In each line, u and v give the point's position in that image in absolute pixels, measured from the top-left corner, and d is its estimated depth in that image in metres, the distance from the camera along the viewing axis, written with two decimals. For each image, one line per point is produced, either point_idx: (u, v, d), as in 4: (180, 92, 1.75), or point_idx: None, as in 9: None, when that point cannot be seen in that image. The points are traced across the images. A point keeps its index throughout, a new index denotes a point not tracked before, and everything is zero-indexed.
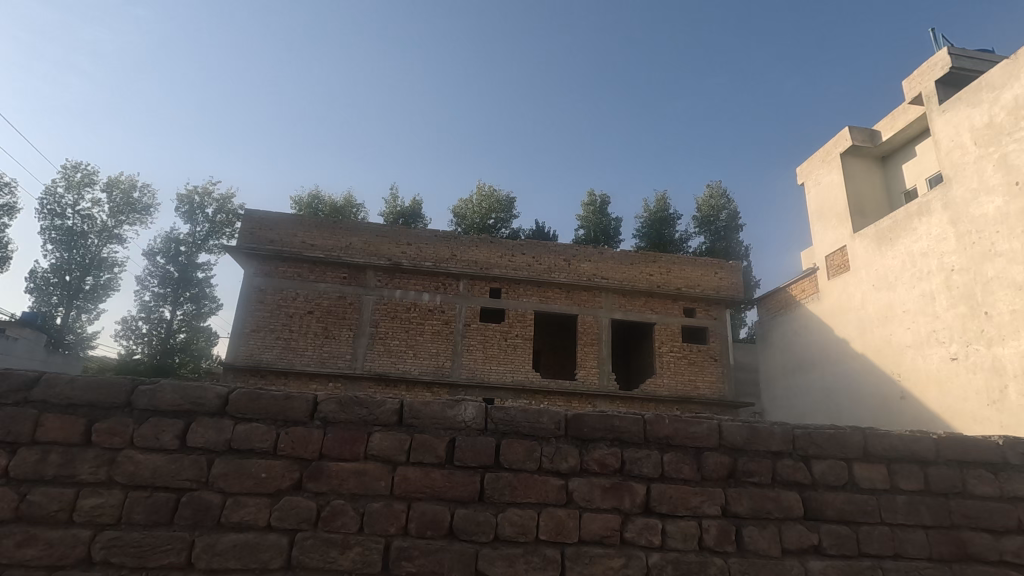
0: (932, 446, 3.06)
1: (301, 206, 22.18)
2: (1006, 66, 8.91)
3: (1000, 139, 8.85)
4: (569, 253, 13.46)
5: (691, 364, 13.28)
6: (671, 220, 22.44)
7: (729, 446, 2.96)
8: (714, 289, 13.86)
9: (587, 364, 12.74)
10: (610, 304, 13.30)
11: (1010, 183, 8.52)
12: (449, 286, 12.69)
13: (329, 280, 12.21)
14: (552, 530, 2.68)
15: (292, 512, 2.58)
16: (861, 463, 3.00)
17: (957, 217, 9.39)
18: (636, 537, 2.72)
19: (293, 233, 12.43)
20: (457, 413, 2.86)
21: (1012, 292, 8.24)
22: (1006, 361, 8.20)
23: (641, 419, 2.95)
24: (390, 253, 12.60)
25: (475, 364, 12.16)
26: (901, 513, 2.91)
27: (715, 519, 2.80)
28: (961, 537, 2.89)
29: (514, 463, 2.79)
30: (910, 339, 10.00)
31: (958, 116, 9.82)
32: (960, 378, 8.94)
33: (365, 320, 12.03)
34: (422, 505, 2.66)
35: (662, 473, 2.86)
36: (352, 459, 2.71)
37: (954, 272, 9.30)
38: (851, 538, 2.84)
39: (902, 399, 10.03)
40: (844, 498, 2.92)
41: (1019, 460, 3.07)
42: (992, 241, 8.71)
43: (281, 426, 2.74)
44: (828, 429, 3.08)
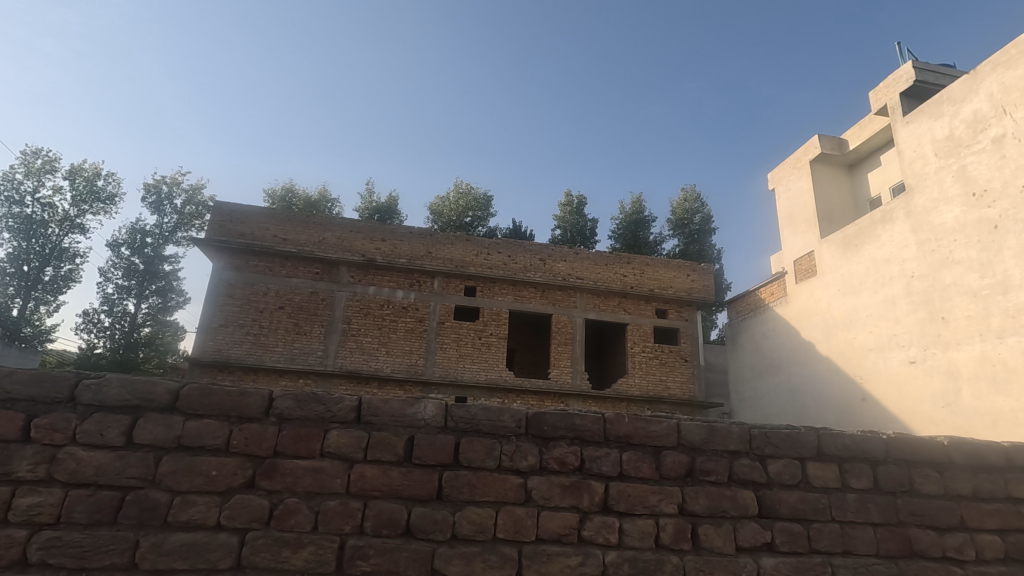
0: (882, 446, 3.15)
1: (274, 200, 21.73)
2: (967, 81, 9.28)
3: (959, 152, 9.20)
4: (544, 253, 13.50)
5: (663, 364, 13.45)
6: (646, 222, 22.67)
7: (687, 445, 2.99)
8: (686, 290, 14.07)
9: (561, 364, 12.80)
10: (584, 304, 13.39)
11: (969, 194, 8.86)
12: (424, 284, 12.60)
13: (301, 275, 12.00)
14: (510, 529, 2.67)
15: (243, 510, 2.52)
16: (815, 462, 3.07)
17: (919, 225, 9.71)
18: (593, 535, 2.73)
19: (264, 227, 12.15)
20: (417, 411, 2.83)
21: (969, 298, 8.58)
22: (962, 365, 8.52)
23: (601, 418, 2.96)
24: (364, 249, 12.45)
25: (449, 362, 12.10)
26: (852, 511, 2.99)
27: (672, 517, 2.83)
28: (908, 534, 2.98)
29: (474, 462, 2.77)
30: (872, 342, 10.31)
31: (920, 127, 10.16)
32: (918, 380, 9.24)
33: (337, 316, 11.85)
34: (380, 503, 2.63)
35: (620, 471, 2.88)
36: (308, 456, 2.66)
37: (915, 278, 9.60)
38: (803, 536, 2.90)
39: (863, 401, 10.31)
40: (797, 497, 2.98)
41: (962, 460, 3.18)
42: (950, 249, 9.03)
43: (234, 423, 2.67)
44: (785, 428, 3.14)
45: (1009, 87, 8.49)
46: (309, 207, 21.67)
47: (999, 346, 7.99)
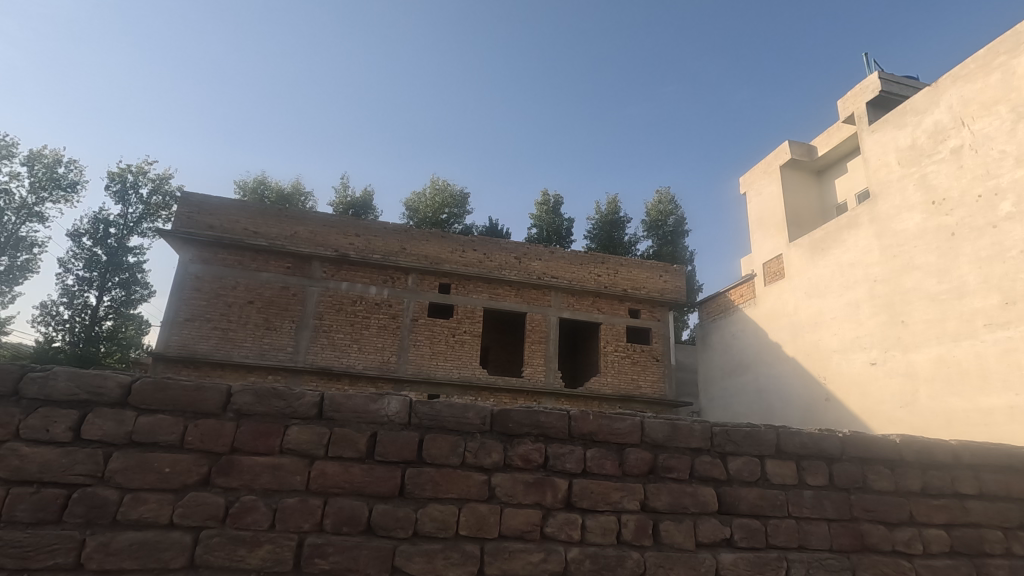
0: (838, 444, 3.24)
1: (244, 191, 21.23)
2: (929, 93, 9.62)
3: (921, 161, 9.53)
4: (520, 251, 13.50)
5: (635, 364, 13.60)
6: (621, 223, 22.88)
7: (651, 442, 3.03)
8: (659, 291, 14.25)
9: (535, 362, 12.85)
10: (559, 303, 13.45)
11: (929, 202, 9.19)
12: (398, 280, 12.48)
13: (272, 270, 11.75)
14: (473, 526, 2.66)
15: (197, 508, 2.45)
16: (773, 459, 3.14)
17: (882, 231, 10.02)
18: (556, 532, 2.74)
19: (234, 219, 11.85)
20: (380, 408, 2.80)
21: (927, 303, 8.89)
22: (920, 366, 8.84)
23: (566, 415, 2.97)
24: (338, 244, 12.25)
25: (422, 360, 12.02)
26: (808, 507, 3.06)
27: (634, 513, 2.85)
28: (860, 529, 3.07)
29: (437, 459, 2.75)
30: (836, 344, 10.60)
31: (885, 136, 10.49)
32: (879, 381, 9.55)
33: (309, 312, 11.66)
34: (340, 500, 2.58)
35: (584, 468, 2.89)
36: (267, 453, 2.61)
37: (877, 282, 9.91)
38: (760, 532, 2.96)
39: (827, 401, 10.59)
40: (756, 493, 3.04)
41: (912, 457, 3.30)
42: (910, 255, 9.34)
43: (189, 419, 2.60)
44: (746, 426, 3.21)
45: (969, 100, 8.86)
46: (282, 200, 21.25)
47: (955, 348, 8.31)
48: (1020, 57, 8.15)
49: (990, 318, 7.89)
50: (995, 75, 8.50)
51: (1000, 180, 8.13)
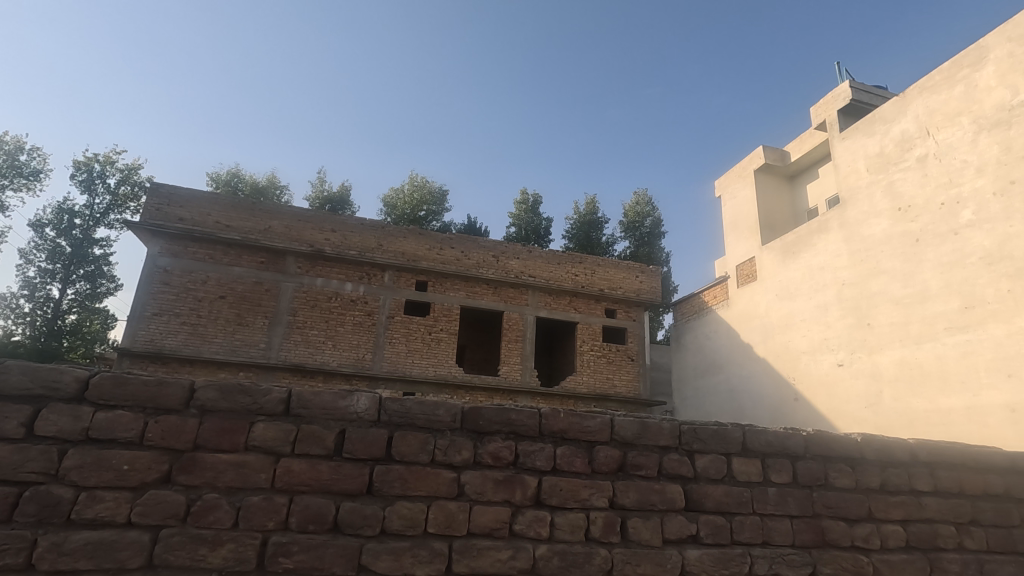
0: (802, 443, 3.31)
1: (217, 184, 20.76)
2: (897, 102, 9.91)
3: (888, 168, 9.82)
4: (497, 250, 13.48)
5: (610, 363, 13.71)
6: (599, 223, 23.04)
7: (620, 440, 3.05)
8: (634, 291, 14.40)
9: (511, 361, 12.85)
10: (536, 303, 13.49)
11: (896, 209, 9.47)
12: (374, 277, 12.36)
13: (244, 264, 11.51)
14: (441, 523, 2.64)
15: (157, 506, 2.38)
16: (740, 457, 3.20)
17: (851, 235, 10.29)
18: (524, 529, 2.75)
19: (206, 212, 11.56)
20: (349, 404, 2.77)
21: (892, 306, 9.17)
22: (884, 368, 9.11)
23: (536, 413, 2.98)
24: (313, 239, 12.05)
25: (398, 357, 11.93)
26: (772, 504, 3.13)
27: (602, 510, 2.88)
28: (821, 525, 3.15)
29: (406, 456, 2.73)
30: (805, 346, 10.85)
31: (855, 143, 10.77)
32: (845, 382, 9.81)
33: (283, 308, 11.46)
34: (306, 498, 2.54)
35: (554, 466, 2.91)
36: (231, 450, 2.55)
37: (845, 286, 10.17)
38: (726, 528, 3.02)
39: (795, 401, 10.84)
40: (722, 491, 3.09)
41: (872, 455, 3.40)
42: (877, 260, 9.62)
43: (150, 415, 2.53)
44: (713, 425, 3.26)
45: (934, 110, 9.16)
46: (256, 193, 20.84)
47: (918, 351, 8.59)
48: (982, 70, 8.46)
49: (950, 322, 8.19)
50: (959, 87, 8.81)
51: (962, 188, 8.43)
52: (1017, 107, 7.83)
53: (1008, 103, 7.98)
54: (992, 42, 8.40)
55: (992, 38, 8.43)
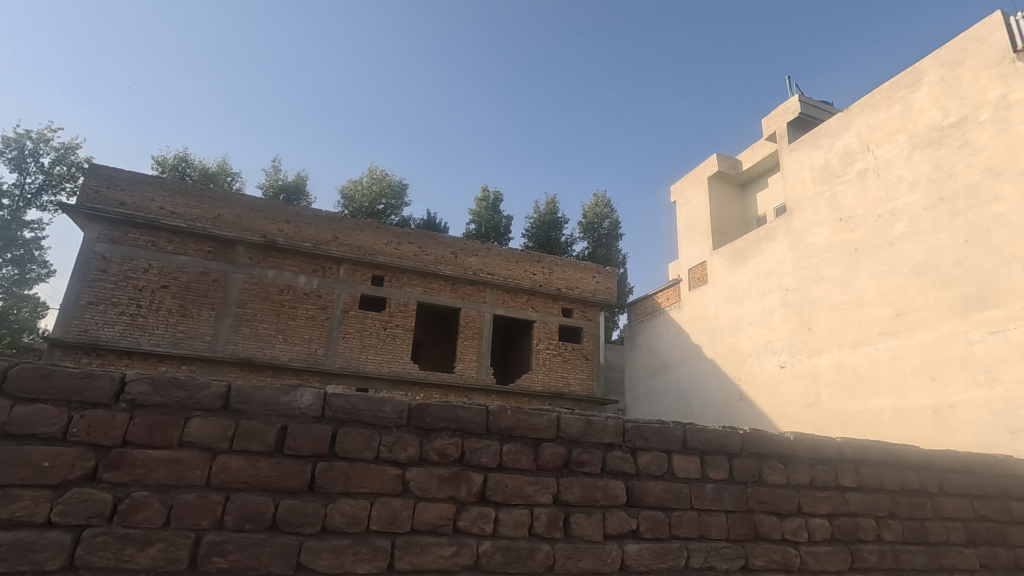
0: (738, 441, 3.45)
1: (163, 168, 19.79)
2: (842, 118, 10.43)
3: (832, 180, 10.33)
4: (456, 246, 13.42)
5: (565, 362, 13.88)
6: (559, 223, 23.24)
7: (566, 437, 3.11)
8: (591, 291, 14.63)
9: (467, 358, 12.82)
10: (493, 300, 13.52)
11: (837, 219, 9.98)
12: (329, 270, 12.08)
13: (190, 253, 11.02)
14: (384, 520, 2.62)
15: (81, 505, 2.26)
16: (679, 454, 3.31)
17: (796, 243, 10.77)
18: (469, 525, 2.76)
19: (149, 197, 10.98)
20: (292, 400, 2.70)
21: (831, 312, 9.66)
22: (822, 370, 9.59)
23: (483, 410, 2.99)
24: (265, 229, 11.66)
25: (351, 353, 11.73)
26: (709, 499, 3.25)
27: (546, 506, 2.92)
28: (754, 519, 3.30)
29: (351, 453, 2.69)
30: (750, 348, 11.30)
31: (802, 155, 11.27)
32: (786, 383, 10.28)
33: (231, 299, 11.04)
34: (244, 496, 2.47)
35: (500, 463, 2.92)
36: (163, 446, 2.45)
37: (789, 291, 10.65)
38: (665, 523, 3.12)
39: (740, 401, 11.28)
40: (662, 487, 3.19)
41: (803, 452, 3.59)
42: (819, 267, 10.10)
43: (75, 409, 2.40)
44: (656, 423, 3.36)
45: (875, 127, 9.71)
46: (205, 180, 19.98)
47: (853, 354, 9.09)
48: (918, 92, 9.03)
49: (883, 327, 8.70)
50: (896, 106, 9.37)
51: (897, 202, 8.96)
52: (948, 128, 8.40)
53: (940, 124, 8.55)
54: (927, 65, 8.97)
55: (926, 62, 9.01)
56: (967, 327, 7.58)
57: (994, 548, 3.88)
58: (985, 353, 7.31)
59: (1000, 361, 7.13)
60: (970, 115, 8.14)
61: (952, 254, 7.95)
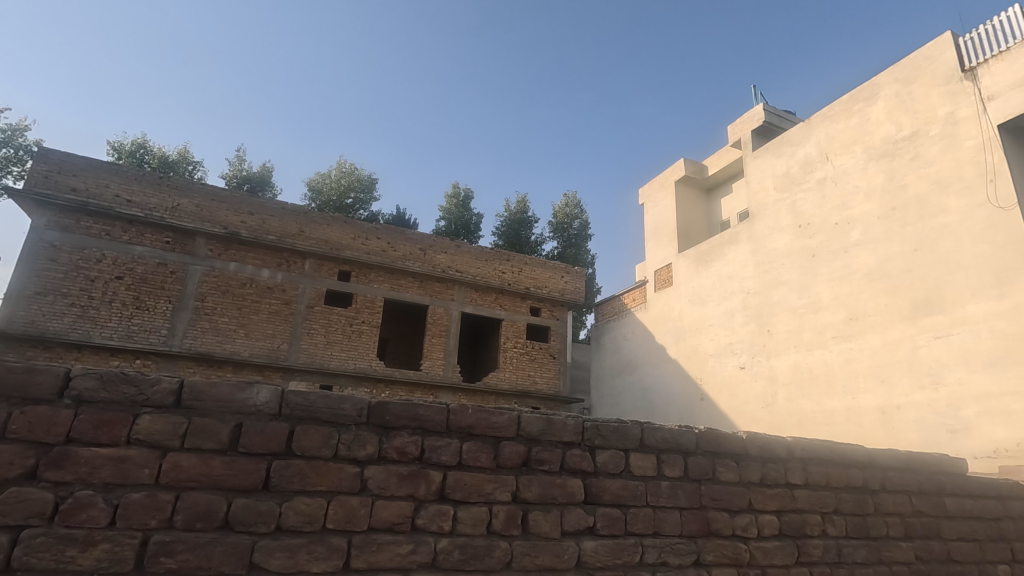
0: (694, 439, 3.56)
1: (120, 154, 19.01)
2: (803, 127, 10.80)
3: (792, 188, 10.68)
4: (425, 243, 13.32)
5: (532, 360, 13.96)
6: (529, 222, 23.32)
7: (526, 436, 3.14)
8: (559, 291, 14.75)
9: (434, 355, 12.76)
10: (462, 298, 13.48)
11: (797, 225, 10.33)
12: (294, 264, 11.84)
13: (147, 243, 10.63)
14: (341, 519, 2.60)
15: (19, 505, 2.17)
16: (636, 453, 3.38)
17: (757, 248, 11.10)
18: (427, 523, 2.76)
19: (104, 184, 10.53)
20: (248, 397, 2.65)
21: (789, 315, 10.00)
22: (779, 371, 9.93)
23: (444, 409, 3.00)
24: (227, 221, 11.34)
25: (316, 349, 11.53)
26: (664, 497, 3.34)
27: (504, 504, 2.95)
28: (707, 516, 3.41)
29: (308, 451, 2.66)
30: (712, 349, 11.59)
31: (765, 163, 11.61)
32: (745, 384, 10.59)
33: (189, 292, 10.70)
34: (195, 494, 2.42)
35: (460, 461, 2.94)
36: (110, 444, 2.38)
37: (750, 294, 10.97)
38: (620, 520, 3.19)
39: (701, 401, 11.57)
40: (619, 484, 3.26)
41: (755, 451, 3.71)
42: (779, 272, 10.44)
43: (15, 405, 2.31)
44: (614, 422, 3.42)
45: (834, 138, 10.08)
46: (165, 167, 19.30)
47: (809, 356, 9.43)
48: (874, 105, 9.43)
49: (837, 331, 9.06)
50: (854, 118, 9.75)
51: (852, 211, 9.33)
52: (901, 141, 8.80)
53: (894, 137, 8.94)
54: (883, 80, 9.37)
55: (883, 77, 9.41)
56: (914, 332, 7.97)
57: (929, 542, 4.09)
58: (930, 357, 7.69)
59: (943, 365, 7.52)
60: (921, 129, 8.54)
61: (902, 262, 8.33)
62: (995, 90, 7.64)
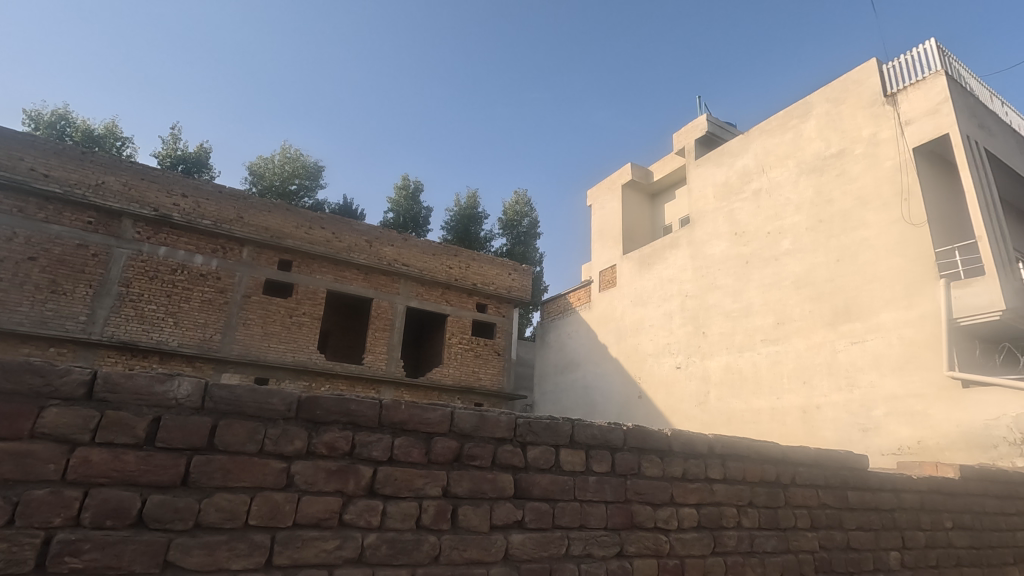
0: (621, 436, 3.71)
1: (36, 124, 17.53)
2: (742, 140, 11.35)
3: (730, 197, 11.20)
4: (371, 234, 13.08)
5: (477, 357, 13.98)
6: (479, 218, 23.30)
7: (458, 432, 3.17)
8: (506, 288, 14.84)
9: (377, 349, 12.56)
10: (407, 292, 13.34)
11: (733, 233, 10.85)
12: (230, 251, 11.36)
13: (66, 223, 9.87)
14: (265, 515, 2.55)
15: None
16: (567, 448, 3.49)
17: (696, 253, 11.59)
18: (355, 519, 2.75)
19: (17, 156, 9.68)
20: (168, 389, 2.56)
21: (723, 318, 10.49)
22: (712, 371, 10.40)
23: (377, 404, 3.00)
24: (158, 202, 10.74)
25: (252, 341, 11.11)
26: (591, 491, 3.46)
27: (434, 499, 2.97)
28: (631, 509, 3.56)
29: (231, 446, 2.59)
30: (651, 349, 12.00)
31: (706, 171, 12.11)
32: (680, 383, 11.03)
33: (113, 277, 10.05)
34: (106, 491, 2.31)
35: (390, 456, 2.94)
36: (11, 438, 2.23)
37: (688, 297, 11.43)
38: (548, 514, 3.28)
39: (639, 399, 11.97)
40: (549, 479, 3.36)
41: (678, 447, 3.92)
42: (715, 276, 10.93)
43: None
44: (546, 419, 3.52)
45: (769, 151, 10.65)
46: (89, 142, 17.96)
47: (740, 358, 9.93)
48: (807, 123, 10.03)
49: (766, 335, 9.60)
50: (789, 134, 10.33)
51: (783, 221, 9.90)
52: (829, 157, 9.40)
53: (823, 153, 9.54)
54: (816, 100, 9.98)
55: (815, 97, 10.03)
56: (833, 337, 8.55)
57: (832, 531, 4.44)
58: (847, 361, 8.29)
59: (858, 368, 8.12)
60: (847, 148, 9.17)
61: (825, 271, 8.92)
62: (912, 116, 8.31)
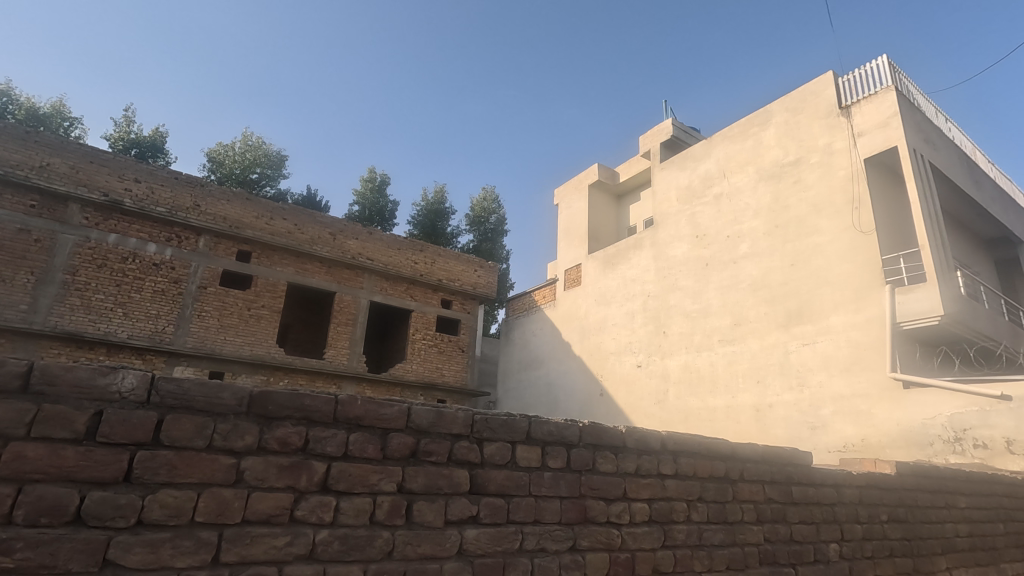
0: (577, 432, 3.78)
1: None
2: (706, 145, 11.63)
3: (693, 200, 11.48)
4: (335, 227, 12.84)
5: (441, 353, 13.92)
6: (446, 214, 23.17)
7: (415, 428, 3.16)
8: (471, 285, 14.81)
9: (339, 344, 12.36)
10: (370, 286, 13.16)
11: (694, 235, 11.13)
12: (186, 240, 10.98)
13: (5, 205, 9.30)
14: (213, 511, 2.50)
15: None
16: (523, 445, 3.54)
17: (659, 254, 11.83)
18: (307, 515, 2.72)
19: None
20: (112, 383, 2.47)
21: (682, 318, 10.76)
22: (671, 370, 10.66)
23: (331, 400, 2.97)
24: (108, 187, 10.26)
25: (207, 333, 10.77)
26: (546, 486, 3.52)
27: (389, 495, 2.97)
28: (584, 504, 3.63)
29: (178, 441, 2.52)
30: (613, 347, 12.21)
31: (670, 175, 12.37)
32: (640, 381, 11.26)
33: (57, 265, 9.56)
34: (41, 487, 2.21)
35: (345, 452, 2.92)
36: None
37: (650, 297, 11.67)
38: (503, 509, 3.32)
39: (601, 396, 12.17)
40: (505, 475, 3.39)
41: (632, 443, 4.02)
42: (676, 277, 11.20)
43: None
44: (503, 415, 3.55)
45: (731, 157, 10.96)
46: (33, 121, 17.01)
47: (698, 357, 10.21)
48: (766, 131, 10.36)
49: (722, 335, 9.89)
50: (750, 141, 10.65)
51: (742, 225, 10.22)
52: (786, 165, 9.75)
53: (781, 161, 9.88)
54: (775, 109, 10.32)
55: (775, 106, 10.36)
56: (786, 339, 8.89)
57: (777, 525, 4.63)
58: (798, 361, 8.63)
59: (808, 368, 8.47)
60: (803, 156, 9.52)
61: (780, 275, 9.25)
62: (864, 128, 8.69)
